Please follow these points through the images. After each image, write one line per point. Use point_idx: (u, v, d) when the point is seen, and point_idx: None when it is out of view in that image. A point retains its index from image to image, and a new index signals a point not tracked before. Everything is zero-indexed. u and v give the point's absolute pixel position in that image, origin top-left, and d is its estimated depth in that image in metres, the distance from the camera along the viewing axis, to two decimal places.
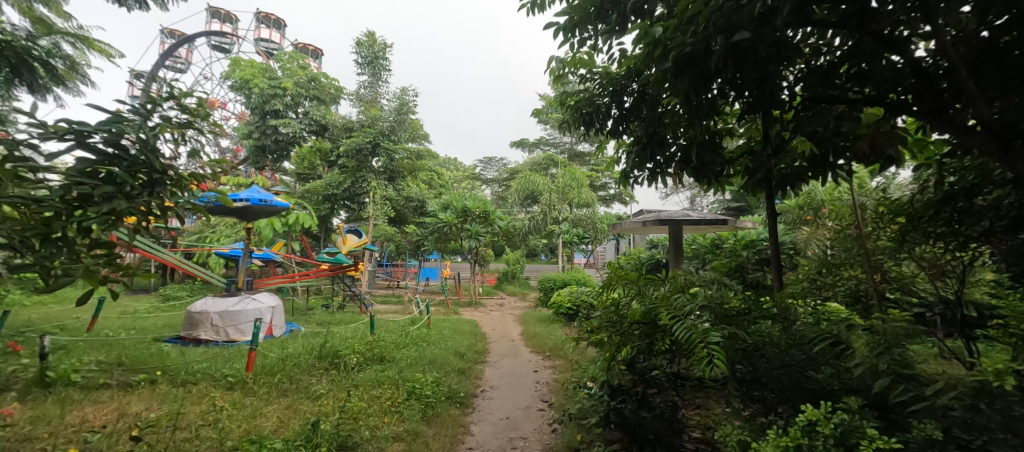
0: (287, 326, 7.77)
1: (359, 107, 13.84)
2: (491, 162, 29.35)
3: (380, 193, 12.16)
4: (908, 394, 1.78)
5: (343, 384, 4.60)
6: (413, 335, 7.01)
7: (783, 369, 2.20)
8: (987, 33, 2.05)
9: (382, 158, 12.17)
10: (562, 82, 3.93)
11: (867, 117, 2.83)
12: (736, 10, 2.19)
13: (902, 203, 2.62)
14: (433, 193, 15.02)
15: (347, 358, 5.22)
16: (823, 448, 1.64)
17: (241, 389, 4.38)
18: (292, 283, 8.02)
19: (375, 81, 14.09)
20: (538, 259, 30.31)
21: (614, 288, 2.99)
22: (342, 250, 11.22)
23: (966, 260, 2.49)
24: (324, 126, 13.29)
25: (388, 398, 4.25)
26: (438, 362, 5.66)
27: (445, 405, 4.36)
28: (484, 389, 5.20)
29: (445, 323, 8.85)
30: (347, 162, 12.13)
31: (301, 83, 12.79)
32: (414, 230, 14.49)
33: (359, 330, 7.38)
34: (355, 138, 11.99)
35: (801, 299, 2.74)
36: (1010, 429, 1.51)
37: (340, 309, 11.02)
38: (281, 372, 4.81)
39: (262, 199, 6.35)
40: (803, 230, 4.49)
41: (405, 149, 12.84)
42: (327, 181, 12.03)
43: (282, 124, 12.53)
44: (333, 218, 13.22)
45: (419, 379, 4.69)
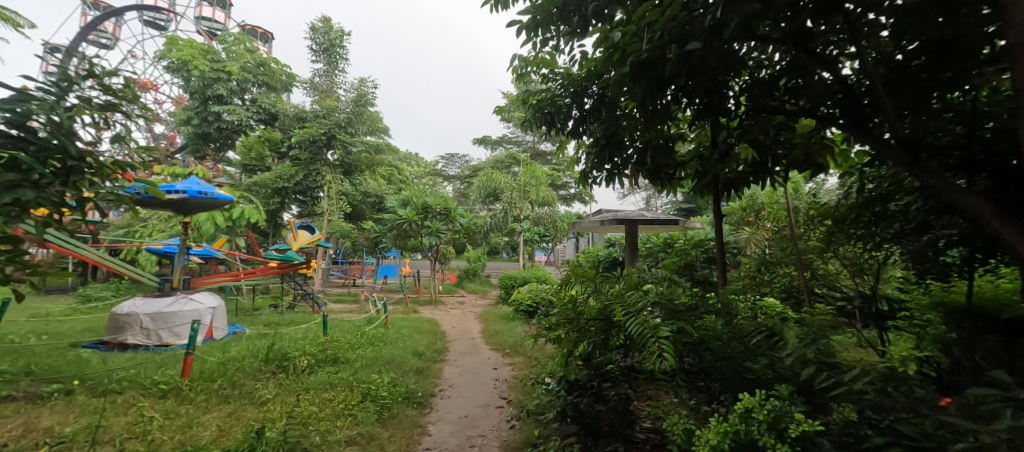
0: (230, 328, 7.40)
1: (314, 96, 13.33)
2: (453, 158, 28.93)
3: (335, 187, 11.81)
4: (831, 380, 1.92)
5: (292, 388, 4.47)
6: (369, 335, 6.90)
7: (725, 361, 2.36)
8: (903, 56, 2.26)
9: (338, 150, 11.67)
10: (525, 81, 4.00)
11: (801, 128, 3.09)
12: (689, 20, 2.34)
13: (831, 207, 2.88)
14: (393, 189, 14.76)
15: (297, 361, 5.07)
16: (757, 433, 1.77)
17: (175, 397, 4.13)
18: (237, 282, 7.65)
19: (331, 70, 13.61)
20: (500, 256, 30.55)
21: (572, 285, 3.11)
22: (292, 247, 11.01)
23: (881, 259, 2.78)
24: (273, 115, 12.69)
25: (342, 401, 4.19)
26: (395, 363, 5.58)
27: (402, 406, 4.33)
28: (443, 388, 5.20)
29: (404, 323, 8.73)
30: (300, 154, 11.65)
31: (247, 68, 12.17)
32: (371, 226, 14.18)
33: (310, 330, 7.18)
34: (309, 128, 11.49)
35: (741, 295, 2.94)
36: (912, 409, 1.67)
37: (290, 309, 10.57)
38: (223, 377, 4.59)
39: (201, 191, 5.97)
40: (746, 231, 4.84)
41: (363, 143, 12.49)
42: (277, 173, 11.49)
43: (226, 111, 11.86)
44: (284, 213, 12.69)
45: (375, 380, 4.62)
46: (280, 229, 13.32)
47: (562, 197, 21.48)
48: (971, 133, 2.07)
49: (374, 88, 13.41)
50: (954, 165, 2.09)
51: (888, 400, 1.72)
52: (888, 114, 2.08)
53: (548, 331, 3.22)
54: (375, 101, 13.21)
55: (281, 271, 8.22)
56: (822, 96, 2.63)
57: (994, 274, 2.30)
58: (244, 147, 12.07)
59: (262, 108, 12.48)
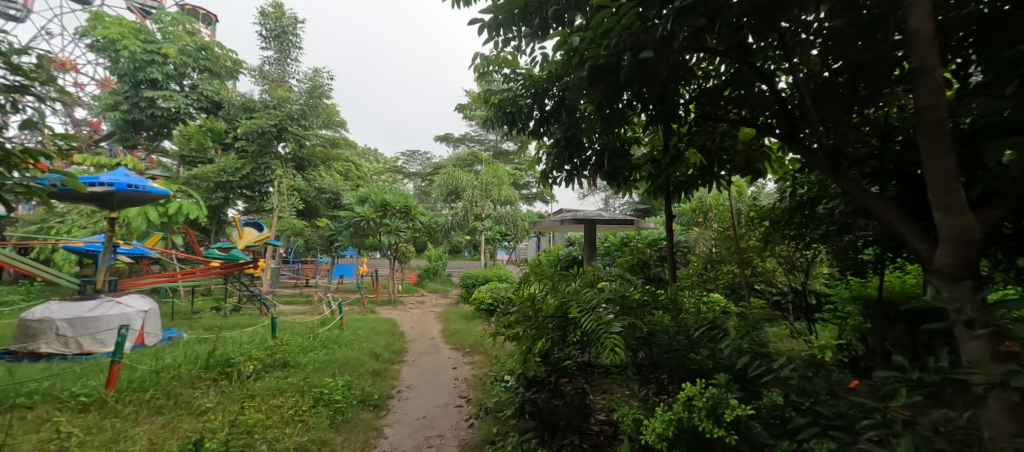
0: (165, 332, 6.95)
1: (263, 85, 12.76)
2: (415, 155, 28.49)
3: (286, 182, 11.34)
4: (762, 367, 2.09)
5: (235, 396, 4.29)
6: (322, 337, 6.69)
7: (672, 353, 2.51)
8: (829, 73, 2.47)
9: (290, 143, 11.23)
10: (486, 80, 4.04)
11: (742, 136, 3.32)
12: (643, 30, 2.46)
13: (769, 209, 3.11)
14: (350, 185, 14.38)
15: (242, 366, 4.85)
16: (697, 420, 1.89)
17: (98, 410, 3.84)
18: (174, 283, 7.19)
19: (283, 59, 13.03)
20: (461, 255, 30.47)
21: (531, 283, 3.20)
22: (238, 245, 10.28)
23: (811, 257, 3.04)
24: (216, 103, 11.99)
25: (292, 407, 4.08)
26: (349, 365, 5.45)
27: (356, 410, 4.26)
28: (401, 390, 5.15)
29: (360, 323, 8.54)
30: (246, 146, 11.06)
31: (186, 51, 11.42)
32: (326, 224, 13.74)
33: (257, 334, 6.88)
34: (257, 119, 10.95)
35: (689, 291, 3.11)
36: (830, 392, 1.85)
37: (235, 311, 10.05)
38: (155, 386, 4.32)
39: (130, 184, 5.57)
40: (695, 230, 5.14)
41: (317, 137, 12.08)
42: (220, 166, 10.78)
43: (161, 97, 11.09)
44: (228, 209, 12.03)
45: (328, 384, 4.52)
46: (224, 226, 12.61)
47: (524, 196, 21.68)
48: (884, 145, 2.29)
49: (329, 80, 12.99)
50: (870, 173, 2.30)
51: (811, 386, 1.89)
52: (815, 126, 2.28)
53: (507, 329, 3.29)
54: (330, 93, 12.79)
55: (224, 271, 7.80)
56: (761, 107, 2.84)
57: (901, 270, 2.59)
58: (182, 137, 11.31)
59: (203, 96, 11.78)
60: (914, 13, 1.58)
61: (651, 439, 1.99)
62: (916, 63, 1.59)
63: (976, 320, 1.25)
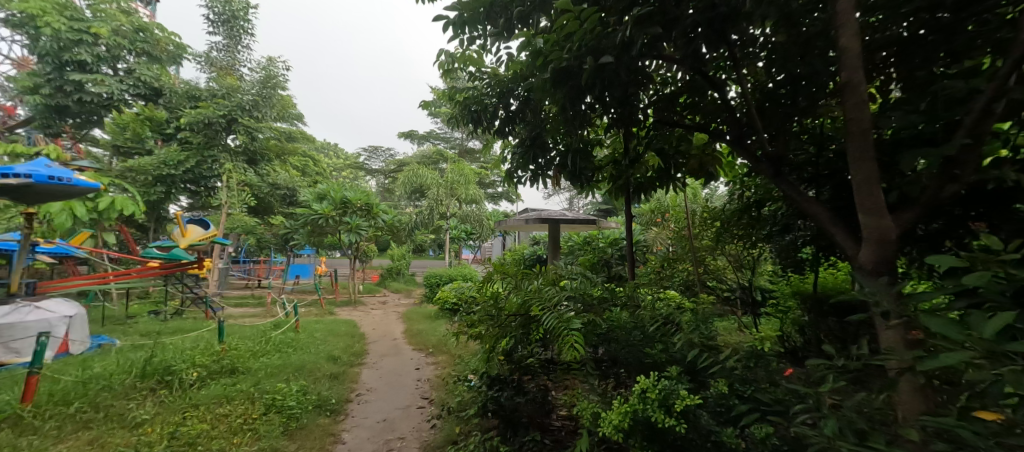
0: (94, 339, 6.45)
1: (211, 72, 12.09)
2: (377, 151, 27.83)
3: (236, 176, 10.81)
4: (710, 359, 2.22)
5: (176, 406, 4.09)
6: (275, 342, 6.45)
7: (628, 348, 2.61)
8: (774, 84, 2.65)
9: (241, 136, 10.71)
10: (452, 77, 4.05)
11: (696, 140, 3.49)
12: (604, 36, 2.54)
13: (721, 210, 3.29)
14: (307, 181, 13.89)
15: (184, 374, 4.61)
16: (650, 411, 1.99)
17: (13, 427, 3.55)
18: (105, 285, 6.70)
19: (232, 46, 12.46)
20: (426, 254, 30.10)
21: (494, 281, 3.23)
22: (180, 244, 9.50)
23: (758, 254, 3.23)
24: (156, 90, 11.22)
25: (241, 415, 3.95)
26: (304, 370, 5.29)
27: (312, 415, 4.16)
28: (361, 393, 5.06)
29: (318, 325, 8.28)
30: (191, 137, 10.43)
31: (121, 32, 10.59)
32: (281, 221, 13.21)
33: (201, 340, 6.53)
34: (203, 109, 10.37)
35: (646, 288, 3.23)
36: (770, 380, 1.99)
37: (177, 315, 9.47)
38: (81, 399, 4.03)
39: (52, 176, 5.12)
40: (653, 230, 5.37)
41: (272, 130, 11.61)
42: (160, 158, 10.12)
43: (91, 81, 10.29)
44: (170, 205, 11.32)
45: (281, 389, 4.38)
46: (167, 223, 11.85)
47: (489, 195, 21.67)
48: (819, 152, 2.49)
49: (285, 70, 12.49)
50: (808, 178, 2.49)
51: (753, 375, 2.04)
52: (759, 133, 2.44)
53: (470, 328, 3.31)
54: (285, 85, 12.32)
55: (164, 272, 7.32)
56: (713, 114, 2.99)
57: (835, 267, 2.82)
58: (116, 126, 10.53)
59: (141, 82, 11.00)
60: (843, 34, 1.74)
61: (608, 431, 2.08)
62: (844, 79, 1.74)
63: (891, 312, 1.39)
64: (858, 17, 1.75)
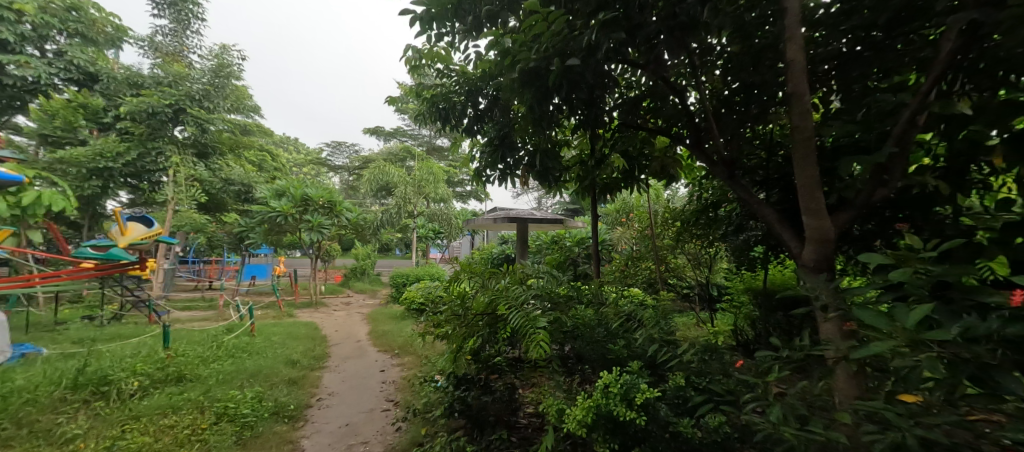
0: (17, 348, 5.93)
1: (156, 58, 11.39)
2: (341, 146, 27.05)
3: (184, 171, 10.25)
4: (669, 354, 2.31)
5: (115, 418, 3.87)
6: (227, 347, 6.18)
7: (593, 345, 2.69)
8: (730, 91, 2.78)
9: (189, 127, 10.16)
10: (420, 73, 4.02)
11: (658, 143, 3.62)
12: (571, 39, 2.60)
13: (681, 211, 3.43)
14: (265, 177, 13.34)
15: (123, 384, 4.36)
16: (612, 405, 2.06)
17: None
18: (30, 288, 6.12)
19: (180, 30, 11.79)
20: (392, 253, 29.63)
21: (461, 281, 3.24)
22: (120, 244, 7.98)
23: (715, 252, 3.40)
24: (92, 75, 10.41)
25: (189, 426, 3.78)
26: (260, 375, 5.13)
27: (268, 423, 4.03)
28: (322, 397, 4.95)
29: (275, 329, 8.00)
30: (132, 128, 9.79)
31: (50, 9, 9.76)
32: (235, 219, 12.61)
33: (143, 346, 6.17)
34: (146, 97, 9.73)
35: (611, 286, 3.32)
36: (722, 371, 2.11)
37: (116, 320, 8.86)
38: (3, 413, 3.72)
39: None
40: (619, 230, 5.53)
41: (225, 122, 11.14)
42: (95, 148, 9.29)
43: (13, 63, 9.36)
44: (108, 200, 10.56)
45: (234, 397, 4.23)
46: (106, 220, 11.08)
47: (457, 194, 21.54)
48: (769, 157, 2.65)
49: (240, 59, 11.95)
50: (760, 181, 2.65)
51: (707, 367, 2.15)
52: (715, 138, 2.56)
53: (436, 328, 3.32)
54: (240, 74, 11.80)
55: (101, 274, 6.83)
56: (674, 118, 3.11)
57: (783, 265, 3.01)
58: (43, 113, 9.68)
59: (75, 66, 10.20)
60: (790, 47, 1.86)
61: (572, 426, 2.14)
62: (790, 89, 1.86)
63: (830, 305, 1.50)
64: (802, 32, 1.88)
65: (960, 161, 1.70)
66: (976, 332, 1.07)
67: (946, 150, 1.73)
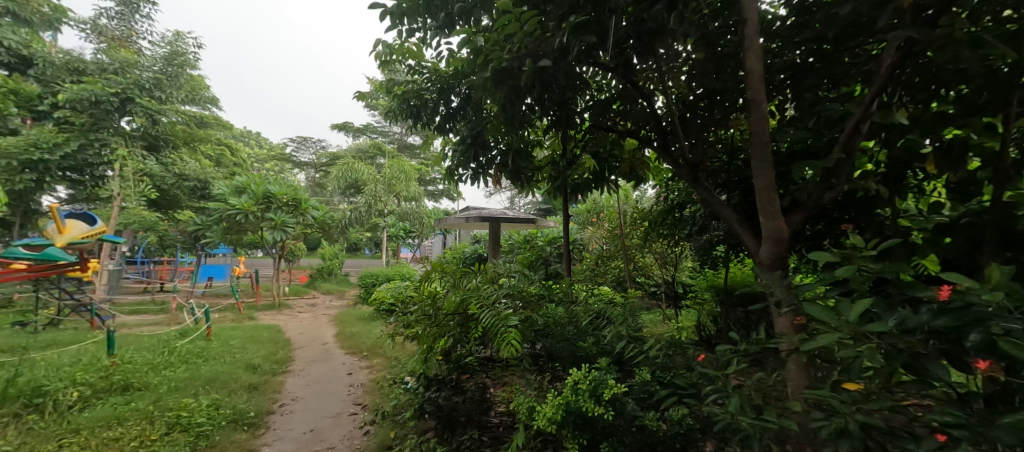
0: None
1: (100, 43, 10.71)
2: (307, 141, 26.19)
3: (131, 165, 9.75)
4: (636, 350, 2.39)
5: (53, 432, 3.64)
6: (180, 353, 5.92)
7: (563, 342, 2.74)
8: (695, 96, 2.89)
9: (138, 119, 9.54)
10: (391, 69, 3.98)
11: (627, 146, 3.73)
12: (543, 40, 2.63)
13: (649, 212, 3.55)
14: (224, 172, 12.80)
15: (60, 396, 4.11)
16: (581, 401, 2.12)
17: None
18: None
19: (128, 14, 11.09)
20: (361, 253, 29.06)
21: (432, 280, 3.23)
22: (57, 243, 7.40)
23: (681, 251, 3.54)
24: (26, 59, 9.67)
25: (135, 437, 3.59)
26: (217, 382, 4.94)
27: (226, 431, 3.89)
28: (285, 403, 4.81)
29: (235, 332, 7.71)
30: (71, 117, 9.10)
31: None
32: (190, 217, 12.00)
33: (84, 354, 5.82)
34: (89, 84, 9.13)
35: (581, 285, 3.39)
36: (685, 366, 2.20)
37: (56, 326, 8.29)
38: None
39: None
40: (590, 229, 5.65)
41: (178, 113, 10.63)
42: (31, 138, 8.72)
43: None
44: (44, 196, 9.84)
45: (187, 405, 4.07)
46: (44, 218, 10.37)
47: (429, 192, 21.34)
48: (731, 161, 2.79)
49: (196, 47, 11.42)
50: (721, 183, 2.78)
51: (671, 362, 2.23)
52: (681, 141, 2.66)
53: (406, 328, 3.31)
54: (195, 64, 11.26)
55: (36, 275, 6.42)
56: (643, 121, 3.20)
57: (743, 264, 3.16)
58: None
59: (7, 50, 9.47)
60: (750, 56, 1.96)
61: (542, 423, 2.19)
62: (749, 96, 1.95)
63: (783, 301, 1.60)
64: (761, 42, 1.98)
65: (899, 166, 1.85)
66: (910, 324, 1.16)
67: (887, 156, 1.87)
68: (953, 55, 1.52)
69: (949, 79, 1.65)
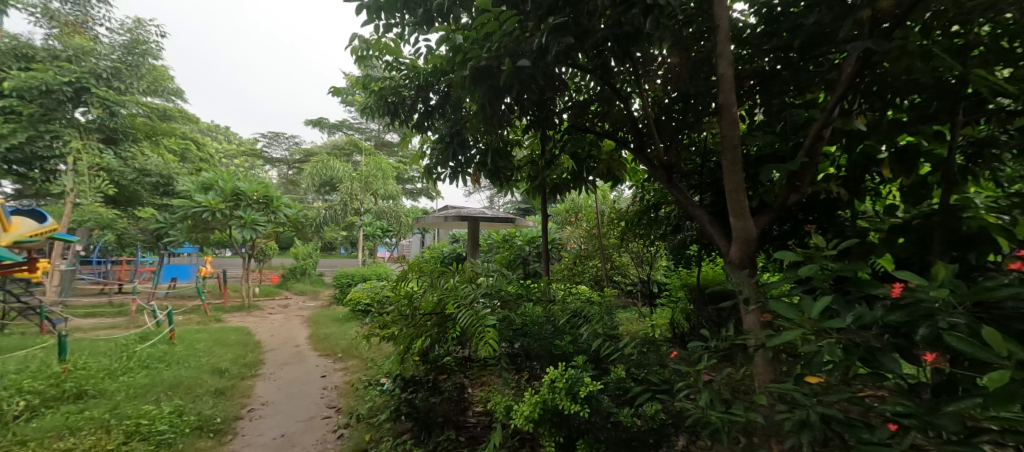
0: None
1: (48, 26, 9.80)
2: (278, 137, 25.43)
3: (87, 159, 9.43)
4: (612, 347, 2.43)
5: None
6: (140, 358, 5.69)
7: (540, 341, 2.77)
8: (670, 100, 2.95)
9: (93, 110, 9.17)
10: (367, 65, 3.93)
11: (605, 147, 3.78)
12: (520, 41, 2.65)
13: (627, 212, 3.62)
14: (189, 168, 12.34)
15: (7, 405, 3.90)
16: (558, 399, 2.15)
17: None
18: None
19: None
20: (335, 252, 28.50)
21: (409, 280, 3.22)
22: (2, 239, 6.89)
23: (657, 250, 3.62)
24: None
25: (90, 447, 3.43)
26: (180, 387, 4.79)
27: (190, 439, 3.75)
28: (254, 408, 4.70)
29: (201, 335, 7.46)
30: (19, 107, 8.59)
31: None
32: (151, 214, 11.49)
33: (33, 360, 5.52)
34: (38, 72, 8.62)
35: (558, 285, 3.43)
36: (659, 362, 2.26)
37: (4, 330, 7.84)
38: None
39: None
40: (569, 229, 5.72)
41: (138, 105, 10.27)
42: None
43: None
44: None
45: (148, 413, 3.92)
46: None
47: (406, 191, 21.14)
48: (704, 163, 2.87)
49: (159, 36, 10.92)
50: (695, 185, 2.86)
51: (646, 359, 2.29)
52: (656, 143, 2.72)
53: (382, 329, 3.29)
54: (158, 54, 10.77)
55: None
56: (620, 122, 3.25)
57: (715, 263, 3.26)
58: None
59: None
60: (720, 62, 2.02)
61: (519, 422, 2.21)
62: (720, 101, 2.02)
63: (750, 298, 1.66)
64: (732, 49, 2.05)
65: (858, 171, 1.95)
66: (866, 320, 1.22)
67: (848, 161, 1.97)
68: (904, 65, 1.61)
69: (905, 88, 1.74)
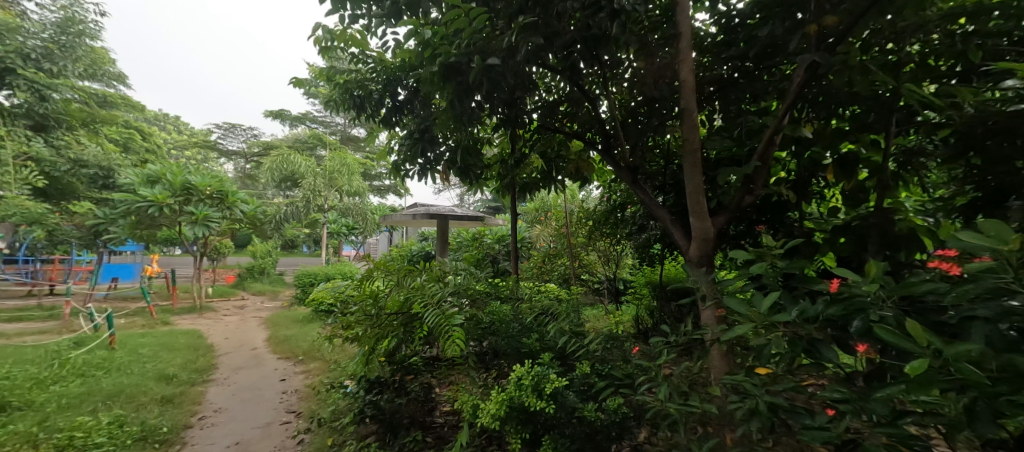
0: None
1: None
2: (235, 129, 24.30)
3: (14, 145, 8.56)
4: (577, 344, 2.49)
5: None
6: (75, 366, 5.34)
7: (508, 339, 2.80)
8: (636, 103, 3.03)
9: (21, 93, 8.53)
10: (332, 56, 3.83)
11: (573, 147, 3.84)
12: (489, 41, 2.65)
13: (593, 211, 3.70)
14: (133, 160, 11.64)
15: None
16: (524, 397, 2.19)
17: None
18: None
19: None
20: (297, 251, 27.62)
21: (374, 279, 3.17)
22: None
23: (622, 248, 3.72)
24: None
25: None
26: (121, 396, 4.54)
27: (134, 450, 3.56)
28: (206, 415, 4.51)
29: (147, 340, 7.06)
30: None
31: None
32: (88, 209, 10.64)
33: None
34: None
35: (525, 283, 3.46)
36: (623, 358, 2.34)
37: None
38: None
39: None
40: (538, 227, 5.79)
41: (73, 89, 9.60)
42: None
43: None
44: None
45: (83, 424, 3.69)
46: None
47: (374, 187, 20.73)
48: (667, 165, 2.98)
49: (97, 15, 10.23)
50: (659, 185, 2.96)
51: (609, 355, 2.36)
52: (622, 144, 2.80)
53: (345, 330, 3.24)
54: (96, 36, 10.17)
55: None
56: (588, 123, 3.31)
57: (677, 261, 3.39)
58: None
59: None
60: (682, 68, 2.10)
61: (485, 420, 2.23)
62: (682, 105, 2.10)
63: (707, 295, 1.74)
64: (694, 56, 2.14)
65: (806, 175, 2.07)
66: (810, 314, 1.31)
67: (798, 167, 2.09)
68: (848, 78, 1.73)
69: (847, 100, 1.87)
